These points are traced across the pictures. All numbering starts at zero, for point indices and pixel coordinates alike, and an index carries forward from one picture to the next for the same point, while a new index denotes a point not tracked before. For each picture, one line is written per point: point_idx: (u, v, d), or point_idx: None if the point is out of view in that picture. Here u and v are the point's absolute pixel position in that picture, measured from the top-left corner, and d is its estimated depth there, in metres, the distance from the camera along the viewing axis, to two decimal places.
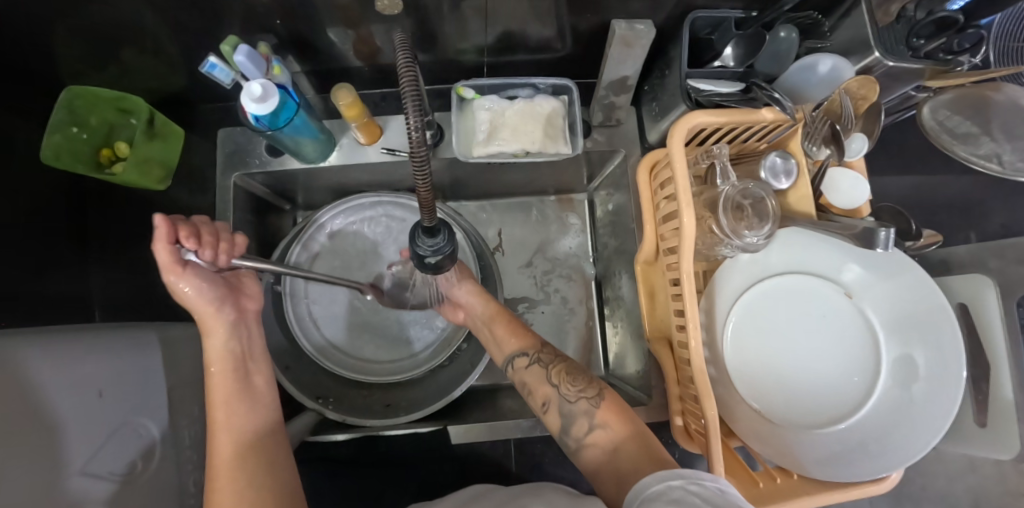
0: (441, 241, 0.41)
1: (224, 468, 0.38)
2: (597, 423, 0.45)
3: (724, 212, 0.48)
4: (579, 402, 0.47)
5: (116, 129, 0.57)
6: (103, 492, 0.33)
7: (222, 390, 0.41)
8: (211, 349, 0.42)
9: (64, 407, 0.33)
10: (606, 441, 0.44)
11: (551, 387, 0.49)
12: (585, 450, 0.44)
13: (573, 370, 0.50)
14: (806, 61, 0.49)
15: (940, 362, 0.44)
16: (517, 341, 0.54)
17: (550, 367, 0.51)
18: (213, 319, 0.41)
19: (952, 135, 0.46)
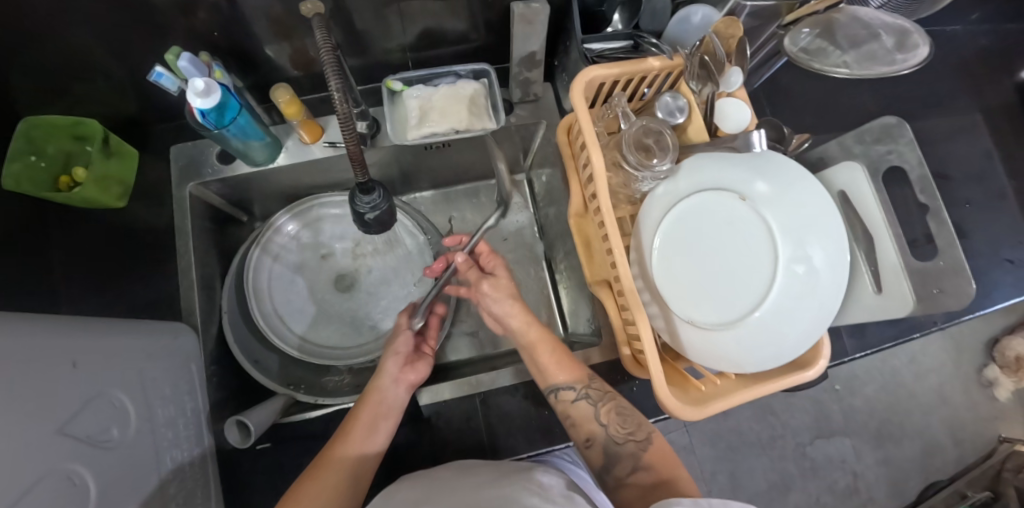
0: (377, 197, 0.46)
1: (327, 475, 0.44)
2: (642, 464, 0.50)
3: (630, 151, 0.54)
4: (627, 444, 0.51)
5: (73, 157, 0.61)
6: (77, 447, 0.36)
7: (365, 416, 0.49)
8: (376, 385, 0.53)
9: (48, 369, 0.36)
10: (648, 479, 0.49)
11: (598, 427, 0.52)
12: (627, 488, 0.49)
13: (622, 409, 0.52)
14: (680, 15, 0.57)
15: (832, 248, 0.49)
16: (563, 373, 0.53)
17: (598, 406, 0.52)
18: (388, 367, 0.55)
19: (809, 54, 0.53)
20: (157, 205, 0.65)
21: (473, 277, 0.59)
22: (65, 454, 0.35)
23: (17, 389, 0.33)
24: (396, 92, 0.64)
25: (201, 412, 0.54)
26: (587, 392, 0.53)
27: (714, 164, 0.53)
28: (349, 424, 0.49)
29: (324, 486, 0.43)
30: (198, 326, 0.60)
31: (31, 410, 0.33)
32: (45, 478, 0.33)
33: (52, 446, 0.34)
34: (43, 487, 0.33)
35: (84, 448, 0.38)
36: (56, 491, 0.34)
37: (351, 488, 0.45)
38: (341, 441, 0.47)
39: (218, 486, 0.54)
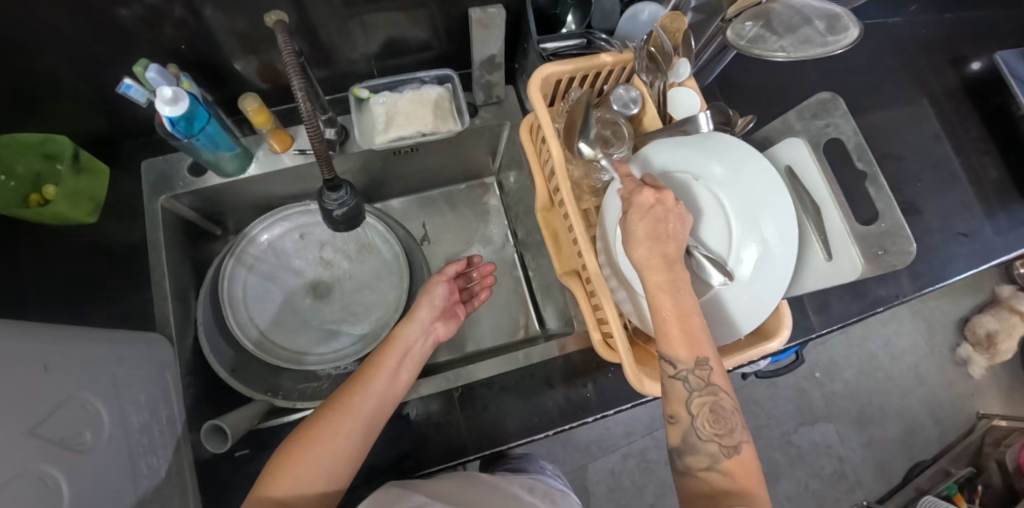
0: (344, 194, 0.48)
1: (348, 412, 0.47)
2: (720, 468, 0.42)
3: (587, 141, 0.56)
4: (710, 444, 0.43)
5: (44, 176, 0.62)
6: (40, 449, 0.37)
7: (388, 360, 0.53)
8: (401, 333, 0.57)
9: (18, 370, 0.37)
10: (722, 486, 0.41)
11: (687, 415, 0.43)
12: (695, 481, 0.43)
13: (719, 406, 0.43)
14: (629, 13, 0.60)
15: (780, 220, 0.52)
16: (688, 352, 0.42)
17: (696, 394, 0.42)
18: (418, 316, 0.59)
19: (749, 40, 0.56)
20: (128, 220, 0.65)
21: (654, 215, 0.43)
22: (34, 453, 0.36)
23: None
24: (363, 100, 0.66)
25: (177, 421, 0.54)
26: (687, 375, 0.43)
27: (669, 148, 0.56)
28: (371, 367, 0.52)
29: (338, 427, 0.46)
30: (173, 336, 0.60)
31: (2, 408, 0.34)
32: (14, 474, 0.34)
33: (21, 445, 0.35)
34: (12, 483, 0.33)
35: (53, 449, 0.38)
36: (25, 488, 0.34)
37: (363, 433, 0.48)
38: (362, 384, 0.50)
39: (197, 495, 0.54)
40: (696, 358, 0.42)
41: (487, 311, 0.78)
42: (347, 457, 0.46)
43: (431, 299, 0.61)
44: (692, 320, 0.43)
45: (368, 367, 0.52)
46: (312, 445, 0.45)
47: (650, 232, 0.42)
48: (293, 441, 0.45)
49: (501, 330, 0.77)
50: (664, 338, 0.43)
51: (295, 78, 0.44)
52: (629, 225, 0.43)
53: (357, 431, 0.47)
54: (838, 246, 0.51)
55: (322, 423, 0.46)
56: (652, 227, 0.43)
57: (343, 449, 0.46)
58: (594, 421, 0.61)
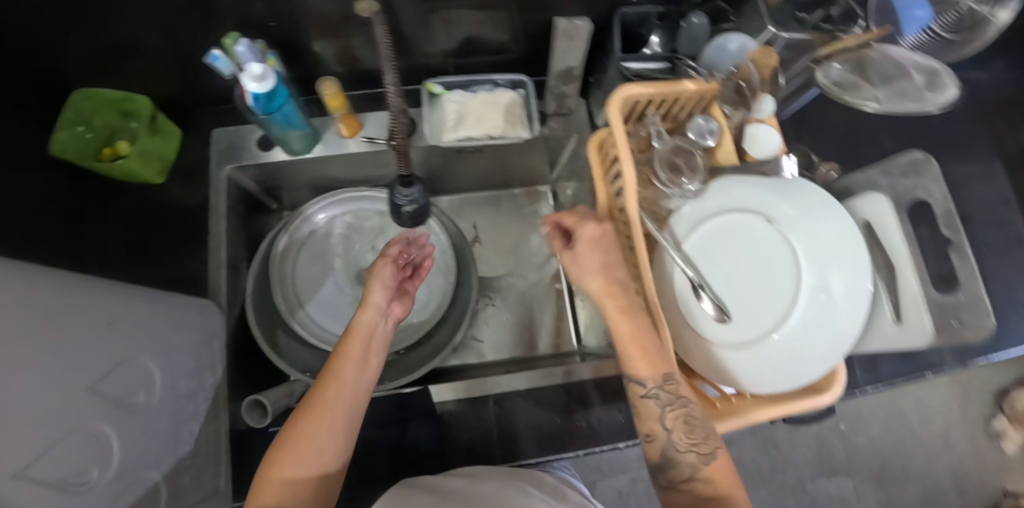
0: (416, 191, 0.48)
1: (322, 410, 0.43)
2: (700, 475, 0.46)
3: (661, 168, 0.58)
4: (688, 454, 0.46)
5: (117, 132, 0.63)
6: (98, 410, 0.37)
7: (354, 350, 0.48)
8: (359, 321, 0.51)
9: (84, 327, 0.37)
10: (703, 491, 0.45)
11: (661, 429, 0.47)
12: (680, 493, 0.47)
13: (691, 417, 0.46)
14: (717, 42, 0.59)
15: (853, 278, 0.50)
16: (649, 368, 0.47)
17: (666, 408, 0.47)
18: (373, 300, 0.52)
19: (840, 88, 0.54)
20: (192, 185, 0.67)
21: (599, 244, 0.50)
22: (91, 411, 0.36)
23: (49, 338, 0.33)
24: (435, 94, 0.66)
25: (221, 391, 0.55)
26: (659, 393, 0.47)
27: (740, 187, 0.55)
28: (336, 362, 0.47)
29: (320, 425, 0.43)
30: (222, 305, 0.61)
31: (62, 364, 0.34)
32: (68, 431, 0.34)
33: (79, 402, 0.35)
34: (66, 440, 0.33)
35: (109, 409, 0.39)
36: (77, 444, 0.35)
37: (344, 429, 0.44)
38: (332, 379, 0.45)
39: (231, 464, 0.55)
40: (663, 376, 0.47)
41: (526, 319, 0.78)
42: (331, 457, 0.43)
43: (381, 280, 0.54)
44: (652, 341, 0.48)
45: (330, 365, 0.47)
46: (293, 456, 0.41)
47: (603, 264, 0.49)
48: (269, 455, 0.41)
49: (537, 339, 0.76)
50: (630, 363, 0.47)
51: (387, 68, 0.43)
52: (580, 259, 0.50)
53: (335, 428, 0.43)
54: (910, 309, 0.49)
55: (299, 426, 0.42)
56: (602, 258, 0.50)
57: (329, 443, 0.43)
58: (625, 448, 0.60)
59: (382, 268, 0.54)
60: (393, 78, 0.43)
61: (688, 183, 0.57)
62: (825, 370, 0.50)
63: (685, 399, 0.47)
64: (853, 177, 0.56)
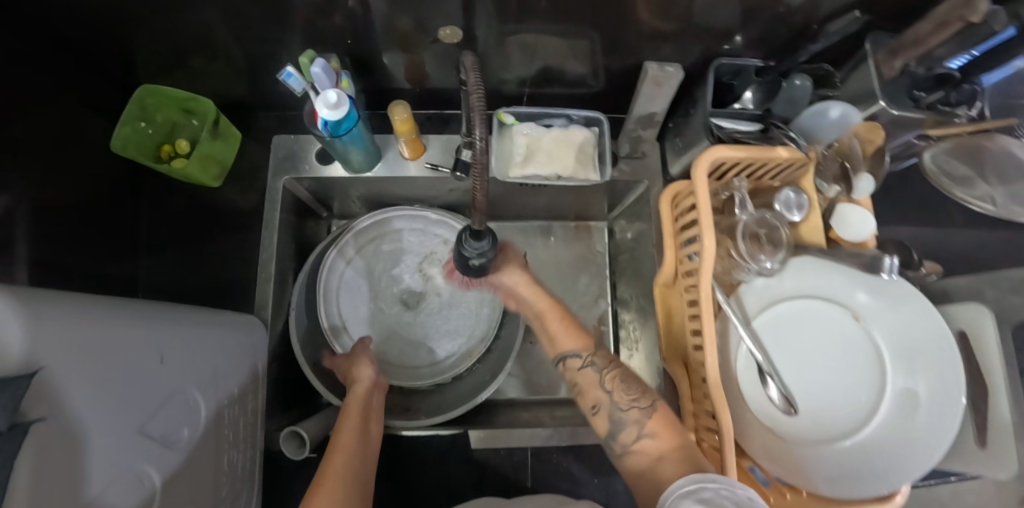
0: (486, 244, 0.45)
1: (331, 478, 0.42)
2: (646, 432, 0.44)
3: (742, 238, 0.53)
4: (631, 411, 0.46)
5: (177, 128, 0.64)
6: (147, 451, 0.35)
7: (350, 424, 0.50)
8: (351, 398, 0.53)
9: (140, 363, 0.36)
10: (653, 449, 0.43)
11: (603, 393, 0.48)
12: (632, 456, 0.44)
13: (626, 376, 0.49)
14: (818, 107, 0.55)
15: (941, 394, 0.46)
16: (575, 341, 0.53)
17: (603, 372, 0.50)
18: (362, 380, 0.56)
19: (951, 179, 0.56)
20: (247, 190, 0.65)
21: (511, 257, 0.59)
22: (141, 453, 0.34)
23: (103, 384, 0.31)
24: (505, 124, 0.63)
25: (260, 414, 0.54)
26: (593, 360, 0.51)
27: (825, 270, 0.52)
28: (338, 438, 0.47)
29: (335, 488, 0.41)
30: (268, 320, 0.59)
31: (114, 410, 0.32)
32: (117, 478, 0.32)
33: (131, 446, 0.34)
34: (113, 487, 0.31)
35: (159, 449, 0.37)
36: (126, 491, 0.33)
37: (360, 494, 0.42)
38: (333, 453, 0.45)
39: (262, 487, 0.54)
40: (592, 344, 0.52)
41: None
42: None
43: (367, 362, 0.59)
44: (577, 323, 0.55)
45: (332, 443, 0.47)
46: None
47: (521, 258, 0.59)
48: None
49: None
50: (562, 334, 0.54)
51: (475, 108, 0.38)
52: (512, 259, 0.59)
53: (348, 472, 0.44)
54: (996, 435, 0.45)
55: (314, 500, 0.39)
56: (514, 256, 0.60)
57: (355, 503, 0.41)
58: None
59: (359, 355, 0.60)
60: (484, 120, 0.37)
61: (765, 260, 0.52)
62: (908, 483, 0.45)
63: (615, 364, 0.51)
64: (949, 281, 0.54)
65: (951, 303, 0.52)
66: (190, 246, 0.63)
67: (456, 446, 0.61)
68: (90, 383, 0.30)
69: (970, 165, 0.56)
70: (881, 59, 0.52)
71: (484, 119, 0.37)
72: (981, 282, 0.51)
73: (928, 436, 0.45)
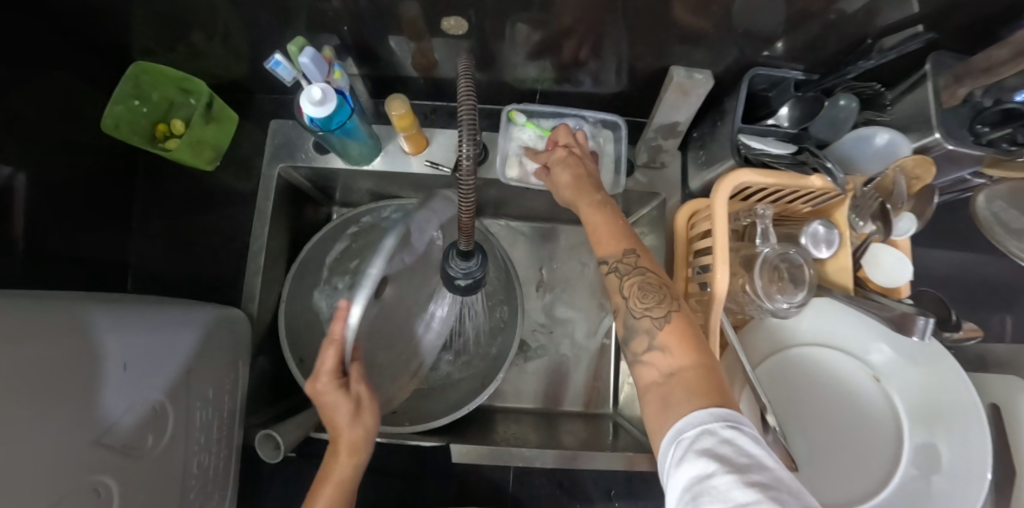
0: (474, 265, 0.42)
1: None
2: (658, 343, 0.38)
3: (759, 273, 0.47)
4: (643, 320, 0.39)
5: (175, 106, 0.61)
6: (103, 464, 0.35)
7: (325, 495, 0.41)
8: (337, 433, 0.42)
9: (96, 375, 0.37)
10: (665, 365, 0.36)
11: (620, 299, 0.41)
12: (641, 368, 0.38)
13: (647, 282, 0.40)
14: (860, 132, 0.50)
15: (962, 464, 0.43)
16: (614, 240, 0.43)
17: (625, 278, 0.41)
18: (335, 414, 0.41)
19: (1005, 229, 0.52)
20: (242, 176, 0.63)
21: (571, 163, 0.50)
22: (97, 464, 0.35)
23: (44, 399, 0.32)
24: (516, 123, 0.58)
25: (238, 411, 0.54)
26: (618, 265, 0.42)
27: (842, 318, 0.49)
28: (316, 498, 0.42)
29: None
30: (254, 314, 0.58)
31: (61, 419, 0.33)
32: (66, 492, 0.32)
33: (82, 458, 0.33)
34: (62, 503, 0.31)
35: (113, 456, 0.37)
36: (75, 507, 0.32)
37: None
38: None
39: (239, 482, 0.55)
40: (623, 248, 0.42)
41: (562, 373, 0.72)
42: None
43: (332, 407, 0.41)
44: (620, 220, 0.44)
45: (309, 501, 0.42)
46: None
47: (575, 175, 0.48)
48: None
49: (570, 395, 0.71)
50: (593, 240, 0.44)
51: (463, 118, 0.33)
52: (556, 177, 0.50)
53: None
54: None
55: None
56: (574, 173, 0.49)
57: None
58: None
59: (357, 388, 0.42)
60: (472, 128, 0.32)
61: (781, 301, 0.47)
62: None
63: (643, 268, 0.41)
64: (991, 345, 0.52)
65: (990, 371, 0.51)
66: (180, 232, 0.61)
67: (438, 457, 0.60)
68: (35, 398, 0.31)
69: None
70: (943, 86, 0.46)
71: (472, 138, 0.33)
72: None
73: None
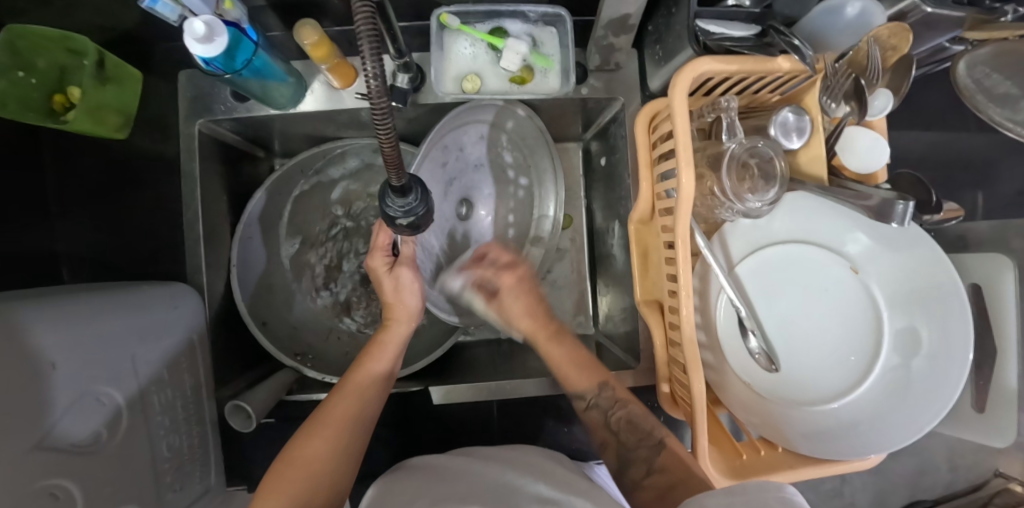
0: (413, 202, 0.38)
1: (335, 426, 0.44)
2: (656, 467, 0.45)
3: (726, 173, 0.44)
4: (640, 451, 0.47)
5: (68, 72, 0.53)
6: (61, 466, 0.33)
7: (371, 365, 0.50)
8: (390, 331, 0.52)
9: None
10: (662, 483, 0.43)
11: (610, 434, 0.49)
12: (640, 492, 0.44)
13: (633, 416, 0.49)
14: (830, 3, 0.43)
15: (940, 350, 0.41)
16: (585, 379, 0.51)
17: (610, 414, 0.50)
18: (405, 311, 0.52)
19: (988, 96, 0.48)
20: (162, 141, 0.57)
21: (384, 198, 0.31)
22: (49, 469, 0.32)
23: None
24: (450, 28, 0.53)
25: (205, 388, 0.52)
26: (598, 400, 0.51)
27: (817, 209, 0.46)
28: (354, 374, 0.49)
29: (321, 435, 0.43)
30: (205, 288, 0.55)
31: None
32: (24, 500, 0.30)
33: (39, 465, 0.31)
34: None
35: (72, 459, 0.35)
36: None
37: (351, 439, 0.44)
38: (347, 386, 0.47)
39: (221, 451, 0.55)
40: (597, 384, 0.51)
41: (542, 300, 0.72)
42: (347, 456, 0.44)
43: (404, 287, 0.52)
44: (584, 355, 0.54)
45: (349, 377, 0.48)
46: (299, 476, 0.40)
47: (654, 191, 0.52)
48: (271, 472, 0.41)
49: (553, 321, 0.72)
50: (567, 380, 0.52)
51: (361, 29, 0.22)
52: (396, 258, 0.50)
53: (347, 420, 0.45)
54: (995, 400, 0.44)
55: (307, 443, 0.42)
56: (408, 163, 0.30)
57: (347, 448, 0.44)
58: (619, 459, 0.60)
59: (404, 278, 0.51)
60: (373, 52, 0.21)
61: (753, 200, 0.44)
62: (892, 448, 0.42)
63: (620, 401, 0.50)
64: (971, 224, 0.51)
65: (971, 251, 0.51)
66: (107, 212, 0.57)
67: (424, 400, 0.60)
68: None
69: None
70: None
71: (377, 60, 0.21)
72: (1006, 229, 0.49)
73: (926, 400, 0.41)
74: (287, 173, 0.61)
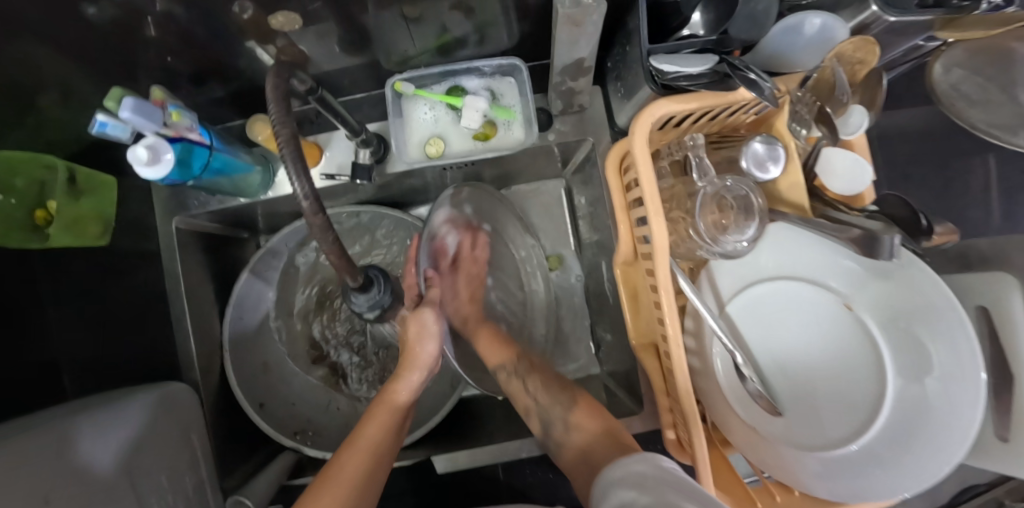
0: (377, 295, 0.37)
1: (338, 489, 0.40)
2: (572, 423, 0.48)
3: (701, 214, 0.43)
4: (556, 409, 0.50)
5: (46, 187, 0.50)
6: None
7: (381, 420, 0.47)
8: (399, 386, 0.49)
9: None
10: (579, 440, 0.46)
11: (530, 400, 0.52)
12: (563, 451, 0.48)
13: (557, 383, 0.53)
14: (789, 23, 0.42)
15: (953, 368, 0.37)
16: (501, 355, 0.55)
17: (529, 378, 0.53)
18: (421, 362, 0.48)
19: (969, 99, 0.46)
20: None
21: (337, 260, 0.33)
22: None
23: None
24: (406, 95, 0.53)
25: (208, 481, 0.52)
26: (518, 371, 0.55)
27: (802, 241, 0.43)
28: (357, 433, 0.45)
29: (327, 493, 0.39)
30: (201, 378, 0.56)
31: None
32: None
33: None
34: None
35: None
36: None
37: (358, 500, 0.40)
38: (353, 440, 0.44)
39: None
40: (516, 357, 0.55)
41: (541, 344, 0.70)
42: None
43: (426, 330, 0.48)
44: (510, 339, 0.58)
45: (353, 436, 0.45)
46: None
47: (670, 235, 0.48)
48: None
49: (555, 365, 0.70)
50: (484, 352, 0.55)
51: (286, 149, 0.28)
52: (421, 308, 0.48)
53: (354, 486, 0.41)
54: None
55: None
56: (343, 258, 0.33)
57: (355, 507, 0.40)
58: None
59: (426, 319, 0.47)
60: (298, 164, 0.27)
61: (747, 241, 0.42)
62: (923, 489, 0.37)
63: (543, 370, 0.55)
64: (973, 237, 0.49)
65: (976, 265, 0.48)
66: None
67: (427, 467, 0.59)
68: None
69: (996, 77, 0.46)
70: None
71: (302, 171, 0.28)
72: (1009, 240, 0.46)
73: (951, 430, 0.36)
74: (269, 252, 0.62)
